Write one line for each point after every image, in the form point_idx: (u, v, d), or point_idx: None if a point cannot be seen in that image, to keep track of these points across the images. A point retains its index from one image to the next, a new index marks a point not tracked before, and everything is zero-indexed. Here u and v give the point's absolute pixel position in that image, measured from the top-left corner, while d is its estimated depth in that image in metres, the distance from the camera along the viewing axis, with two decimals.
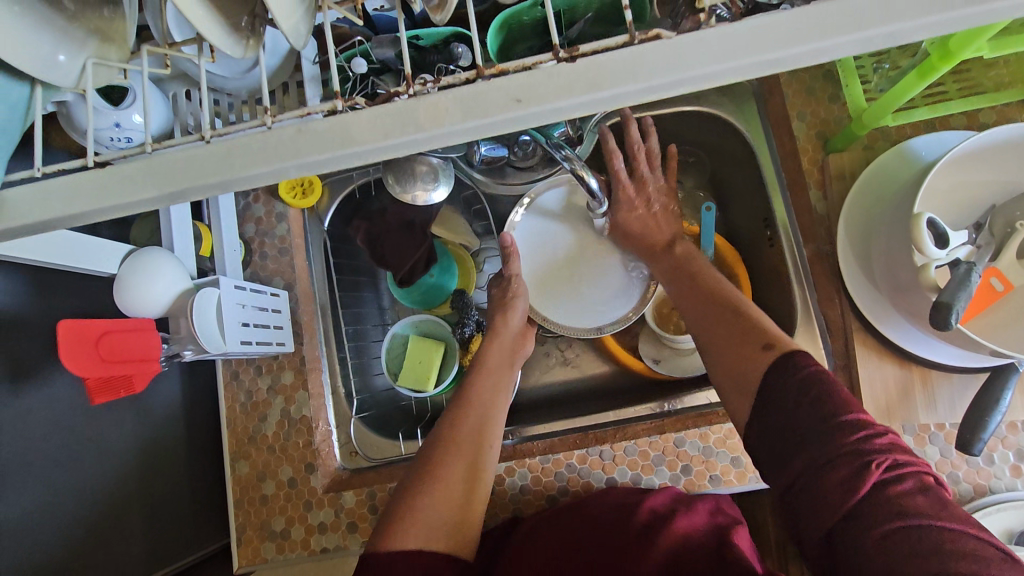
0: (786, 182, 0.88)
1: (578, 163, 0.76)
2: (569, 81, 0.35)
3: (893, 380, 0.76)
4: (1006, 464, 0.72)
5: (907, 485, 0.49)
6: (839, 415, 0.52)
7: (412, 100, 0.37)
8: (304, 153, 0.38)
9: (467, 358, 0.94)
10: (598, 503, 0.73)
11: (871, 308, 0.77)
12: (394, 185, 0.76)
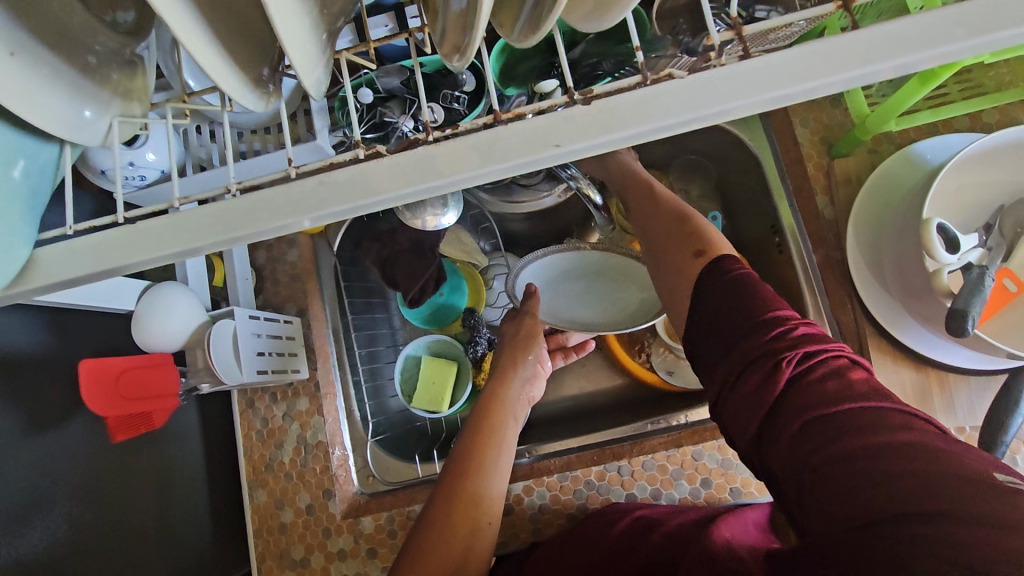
0: (792, 188, 0.88)
1: (583, 181, 0.79)
2: (584, 125, 0.36)
3: (910, 385, 0.75)
4: None
5: (819, 373, 0.52)
6: (758, 317, 0.55)
7: (430, 148, 0.38)
8: (325, 204, 0.39)
9: (479, 376, 0.95)
10: (598, 518, 0.74)
11: (885, 316, 0.77)
12: (403, 211, 0.76)
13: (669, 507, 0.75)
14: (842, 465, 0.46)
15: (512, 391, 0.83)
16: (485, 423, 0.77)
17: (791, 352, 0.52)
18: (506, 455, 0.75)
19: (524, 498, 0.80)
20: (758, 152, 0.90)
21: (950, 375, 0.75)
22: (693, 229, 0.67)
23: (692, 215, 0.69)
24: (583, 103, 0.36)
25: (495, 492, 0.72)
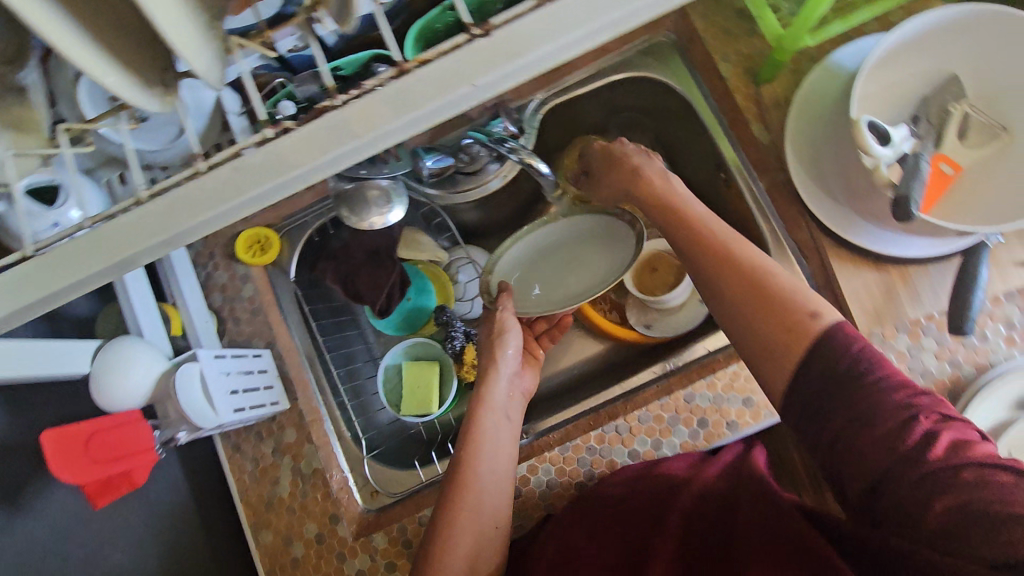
0: (727, 123, 0.89)
1: (524, 152, 0.81)
2: (490, 55, 0.39)
3: (875, 286, 0.77)
4: (999, 338, 0.75)
5: (953, 434, 0.45)
6: (877, 371, 0.48)
7: (343, 112, 0.41)
8: (246, 189, 0.42)
9: (465, 371, 0.93)
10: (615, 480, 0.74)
11: (837, 224, 0.79)
12: (350, 217, 0.80)
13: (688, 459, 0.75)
14: (959, 529, 0.41)
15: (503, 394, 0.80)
16: (480, 441, 0.74)
17: (915, 405, 0.47)
18: (505, 469, 0.73)
19: (531, 478, 0.80)
20: (688, 94, 0.92)
21: (912, 268, 0.77)
22: (732, 240, 0.64)
23: (716, 225, 0.66)
24: (486, 37, 0.40)
25: (498, 501, 0.71)
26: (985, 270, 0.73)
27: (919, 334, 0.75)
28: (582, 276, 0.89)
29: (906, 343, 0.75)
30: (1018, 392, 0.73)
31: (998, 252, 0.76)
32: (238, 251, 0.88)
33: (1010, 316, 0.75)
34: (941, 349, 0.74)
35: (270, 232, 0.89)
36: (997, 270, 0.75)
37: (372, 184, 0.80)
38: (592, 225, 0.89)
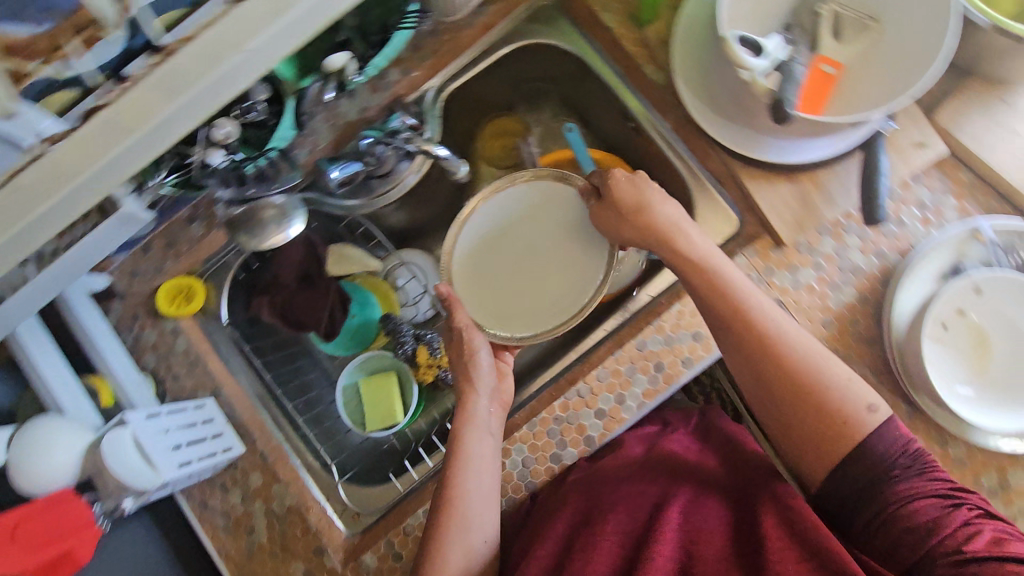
0: (623, 71, 0.90)
1: (420, 141, 0.80)
2: (252, 26, 0.44)
3: (791, 197, 0.79)
4: (915, 220, 0.78)
5: (986, 531, 0.53)
6: (902, 475, 0.57)
7: (115, 108, 0.44)
8: (53, 193, 0.43)
9: (423, 375, 0.91)
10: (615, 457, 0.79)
11: (741, 145, 0.80)
12: (247, 242, 0.71)
13: (681, 441, 0.82)
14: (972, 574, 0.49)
15: (482, 391, 0.78)
16: (468, 460, 0.72)
17: (957, 507, 0.55)
18: (488, 490, 0.72)
19: (507, 460, 0.80)
20: (580, 53, 0.92)
21: (823, 171, 0.79)
22: (801, 343, 0.63)
23: (794, 346, 0.63)
24: (248, 6, 0.44)
25: (486, 514, 0.71)
26: (886, 158, 0.77)
27: (843, 234, 0.79)
28: (525, 303, 0.88)
29: (832, 244, 0.78)
30: (942, 265, 0.76)
31: (896, 139, 0.79)
32: (160, 306, 0.84)
33: (918, 198, 0.80)
34: (865, 244, 0.78)
35: (191, 279, 0.85)
36: (897, 157, 0.79)
37: (266, 204, 0.71)
38: (574, 272, 0.86)
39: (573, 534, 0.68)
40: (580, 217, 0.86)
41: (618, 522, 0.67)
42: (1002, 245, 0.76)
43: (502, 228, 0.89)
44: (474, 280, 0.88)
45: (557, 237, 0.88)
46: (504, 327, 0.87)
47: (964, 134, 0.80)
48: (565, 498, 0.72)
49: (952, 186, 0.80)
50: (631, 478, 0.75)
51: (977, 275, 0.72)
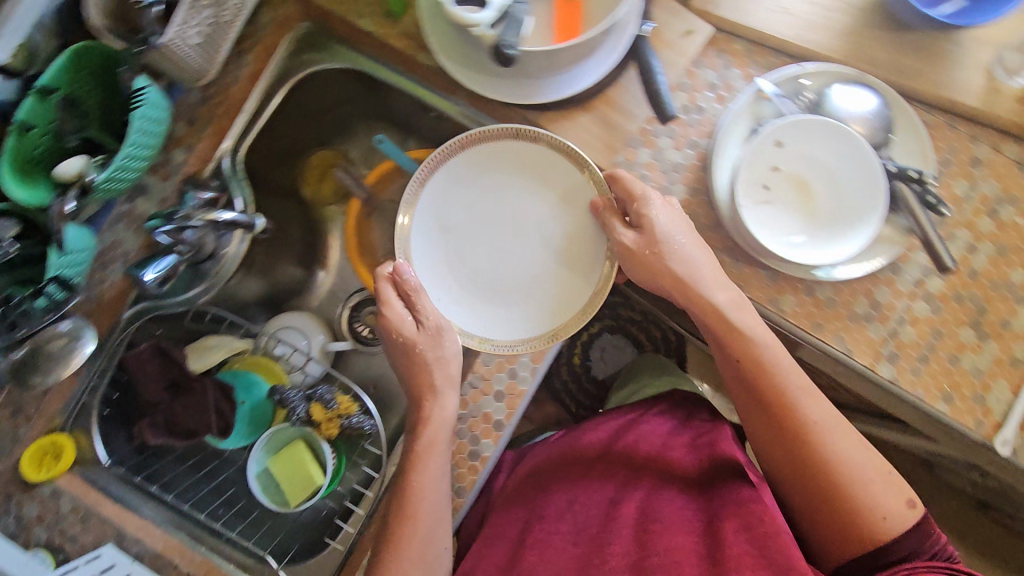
0: (403, 68, 0.87)
1: (198, 212, 0.76)
2: None
3: (593, 125, 0.81)
4: (712, 101, 0.82)
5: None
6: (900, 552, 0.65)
7: None
8: None
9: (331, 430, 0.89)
10: (575, 456, 0.92)
11: (523, 96, 0.79)
12: (44, 379, 0.73)
13: (653, 425, 0.91)
14: None
15: (431, 399, 0.76)
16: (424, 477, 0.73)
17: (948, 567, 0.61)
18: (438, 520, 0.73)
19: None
20: (358, 64, 0.89)
21: (612, 90, 0.81)
22: (788, 366, 0.73)
23: (787, 376, 0.72)
24: None
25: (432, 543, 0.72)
26: (655, 58, 0.79)
27: (653, 139, 0.82)
28: (487, 272, 0.83)
29: (647, 153, 0.81)
30: (745, 130, 0.79)
31: (664, 34, 0.82)
32: (28, 476, 0.78)
33: (706, 82, 0.83)
34: (678, 139, 0.81)
35: (50, 437, 0.79)
36: (670, 51, 0.82)
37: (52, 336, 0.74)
38: (549, 278, 0.82)
39: (527, 530, 0.82)
40: (585, 237, 0.82)
41: (573, 522, 0.81)
42: (786, 94, 0.79)
43: (512, 200, 0.83)
44: (444, 227, 0.83)
45: (550, 232, 0.83)
46: (450, 287, 0.83)
47: (722, 7, 0.82)
48: (525, 505, 0.88)
49: (731, 59, 0.83)
50: (587, 474, 0.88)
51: (769, 132, 0.76)
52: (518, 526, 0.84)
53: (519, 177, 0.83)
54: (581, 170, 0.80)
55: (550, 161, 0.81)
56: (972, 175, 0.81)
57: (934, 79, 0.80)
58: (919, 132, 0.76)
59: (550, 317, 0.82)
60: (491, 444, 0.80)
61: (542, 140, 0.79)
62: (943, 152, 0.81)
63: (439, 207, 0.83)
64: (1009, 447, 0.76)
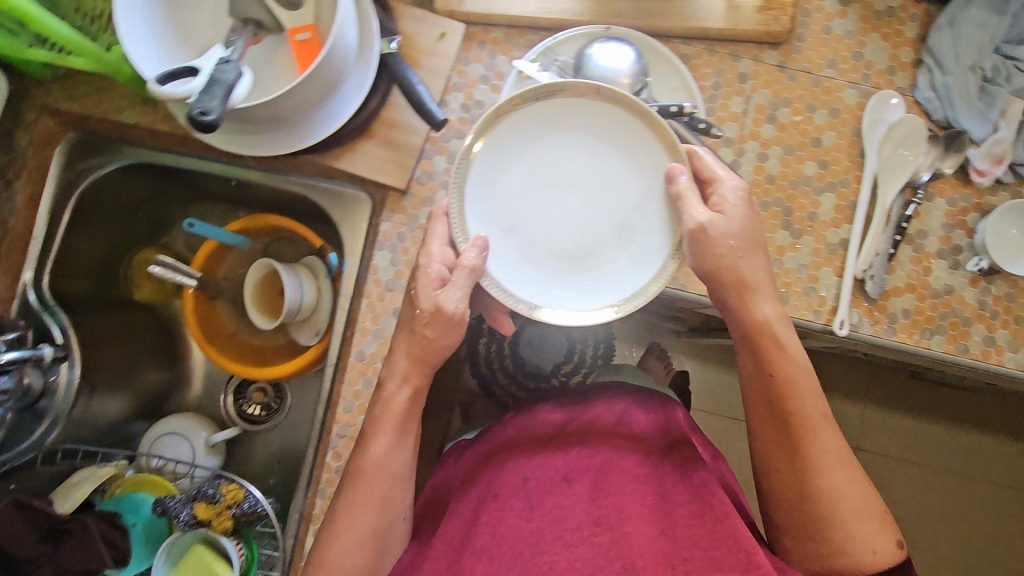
0: (183, 148, 0.87)
1: None
2: None
3: (378, 149, 0.82)
4: (486, 93, 0.85)
5: None
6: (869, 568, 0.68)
7: None
8: None
9: (224, 523, 0.86)
10: (524, 428, 0.82)
11: (287, 145, 0.77)
12: None
13: (607, 399, 0.83)
14: None
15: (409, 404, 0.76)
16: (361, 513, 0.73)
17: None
18: (382, 487, 0.74)
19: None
20: (140, 157, 0.89)
21: (387, 111, 0.82)
22: (811, 393, 0.73)
23: (804, 399, 0.73)
24: None
25: (363, 516, 0.73)
26: (412, 71, 0.78)
27: (444, 145, 0.84)
28: (549, 249, 0.73)
29: (441, 160, 0.84)
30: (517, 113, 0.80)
31: (420, 43, 0.83)
32: None
33: (478, 76, 0.85)
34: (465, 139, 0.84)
35: None
36: (428, 58, 0.83)
37: None
38: (625, 245, 0.72)
39: (475, 510, 0.75)
40: (650, 217, 0.72)
41: (528, 492, 0.74)
42: (548, 68, 0.81)
43: (578, 163, 0.72)
44: (500, 212, 0.72)
45: (619, 196, 0.72)
46: (518, 272, 0.72)
47: (467, 2, 0.83)
48: (476, 481, 0.80)
49: (494, 48, 0.85)
50: (541, 442, 0.79)
51: None
52: (469, 505, 0.76)
53: (571, 137, 0.71)
54: (643, 122, 0.70)
55: (622, 122, 0.71)
56: (744, 90, 0.85)
57: (678, 13, 0.83)
58: (674, 68, 0.81)
59: (628, 290, 0.71)
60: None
61: (611, 95, 0.69)
62: (712, 76, 0.85)
63: (500, 163, 0.72)
64: (846, 327, 0.80)
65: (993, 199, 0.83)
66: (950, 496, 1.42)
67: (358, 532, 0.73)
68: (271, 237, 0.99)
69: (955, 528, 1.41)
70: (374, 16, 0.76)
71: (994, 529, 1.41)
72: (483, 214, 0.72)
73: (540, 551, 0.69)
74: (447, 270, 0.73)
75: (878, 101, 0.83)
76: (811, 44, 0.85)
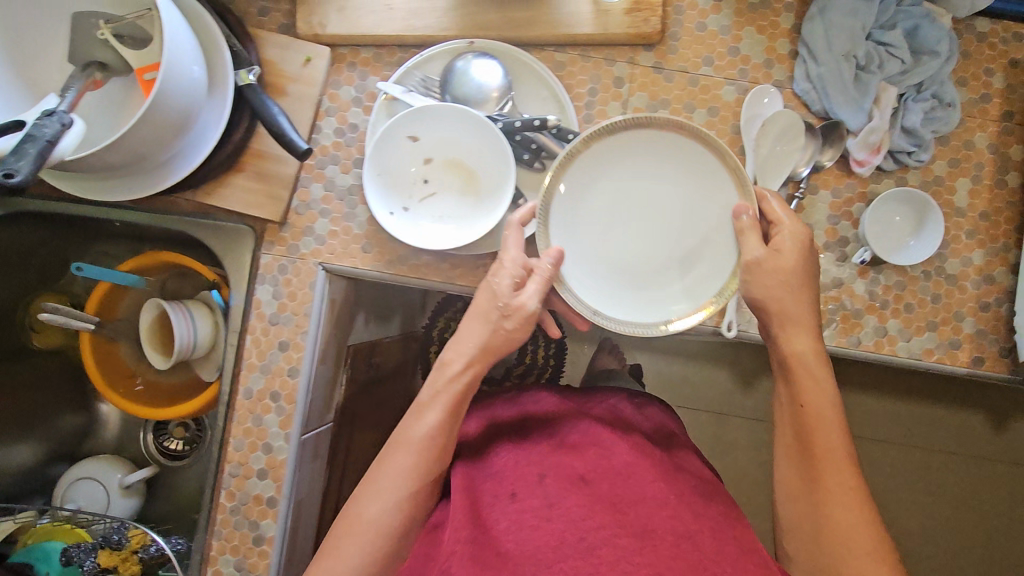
0: (58, 195, 0.87)
1: None
2: None
3: (250, 182, 0.81)
4: (360, 114, 0.83)
5: None
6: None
7: None
8: None
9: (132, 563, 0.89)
10: (542, 428, 0.79)
11: (147, 187, 0.76)
12: None
13: (610, 410, 0.84)
14: None
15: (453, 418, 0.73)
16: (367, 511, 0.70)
17: None
18: (417, 464, 0.71)
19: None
20: (16, 207, 0.88)
21: (256, 143, 0.81)
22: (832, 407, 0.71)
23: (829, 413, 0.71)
24: None
25: (382, 492, 0.70)
26: (270, 99, 0.76)
27: (320, 172, 0.83)
28: (635, 266, 0.78)
29: (318, 188, 0.83)
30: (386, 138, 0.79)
31: (284, 69, 0.81)
32: None
33: (350, 98, 0.83)
34: (341, 164, 0.83)
35: None
36: (295, 84, 0.81)
37: None
38: (699, 259, 0.77)
39: (490, 503, 0.69)
40: (715, 246, 0.76)
41: (546, 490, 0.67)
42: (413, 87, 0.79)
43: (662, 189, 0.77)
44: (583, 226, 0.78)
45: (694, 219, 0.77)
46: (590, 282, 0.78)
47: (330, 24, 0.81)
48: (492, 475, 0.73)
49: (364, 68, 0.83)
50: (560, 443, 0.75)
51: (394, 130, 0.74)
52: (487, 500, 0.70)
53: (657, 170, 0.77)
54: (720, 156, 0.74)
55: (699, 157, 0.75)
56: (621, 94, 0.83)
57: (546, 21, 0.80)
58: (541, 79, 0.79)
59: (705, 297, 0.76)
60: (272, 522, 0.82)
61: (691, 133, 0.74)
62: (588, 83, 0.83)
63: (590, 183, 0.77)
64: (734, 328, 0.80)
65: (876, 188, 0.82)
66: (913, 470, 1.41)
67: (385, 505, 0.69)
68: (170, 273, 0.98)
69: (919, 502, 1.40)
70: (227, 52, 0.75)
71: (959, 500, 1.39)
72: (567, 233, 0.77)
73: (562, 552, 0.61)
74: (524, 271, 0.73)
75: (755, 95, 0.81)
76: (687, 42, 0.83)
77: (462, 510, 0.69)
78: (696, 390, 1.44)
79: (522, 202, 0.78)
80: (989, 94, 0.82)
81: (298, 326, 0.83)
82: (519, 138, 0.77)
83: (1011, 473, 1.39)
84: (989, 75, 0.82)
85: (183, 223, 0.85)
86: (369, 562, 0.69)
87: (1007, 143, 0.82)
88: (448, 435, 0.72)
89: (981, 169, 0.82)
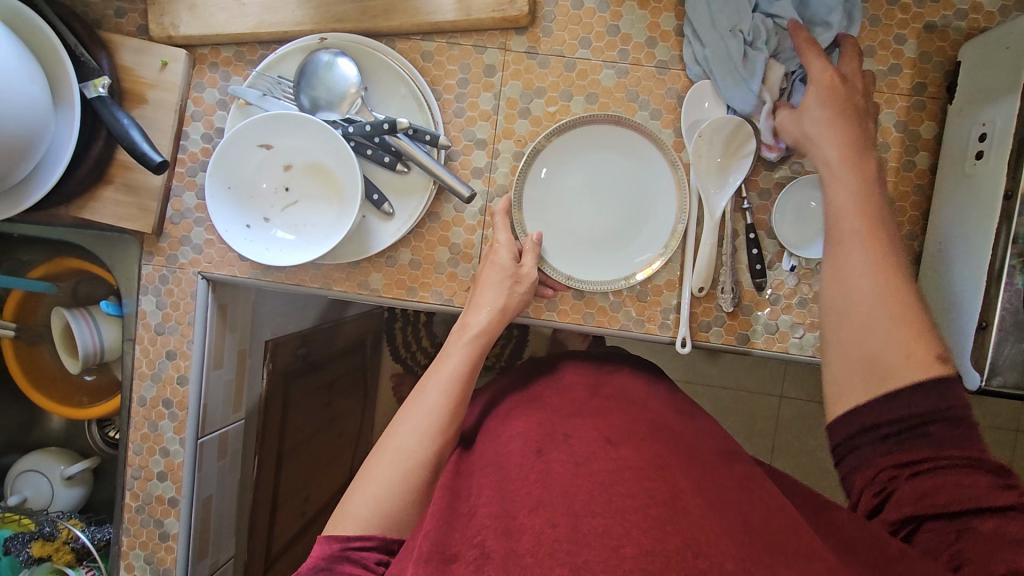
0: None
1: None
2: None
3: (119, 194, 0.80)
4: (224, 119, 0.81)
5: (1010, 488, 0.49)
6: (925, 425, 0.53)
7: None
8: None
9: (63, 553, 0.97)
10: (559, 394, 0.72)
11: (12, 206, 0.75)
12: None
13: (635, 386, 0.75)
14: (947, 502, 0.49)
15: (455, 358, 0.69)
16: (396, 444, 0.63)
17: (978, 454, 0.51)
18: (448, 406, 0.65)
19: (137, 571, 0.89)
20: None
21: (121, 156, 0.80)
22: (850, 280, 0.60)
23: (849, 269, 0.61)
24: None
25: (416, 419, 0.64)
26: (121, 109, 0.73)
27: (192, 180, 0.82)
28: (578, 237, 0.78)
29: (191, 197, 0.82)
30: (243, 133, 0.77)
31: (143, 76, 0.79)
32: None
33: (214, 101, 0.81)
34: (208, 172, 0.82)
35: None
36: (155, 91, 0.79)
37: None
38: (640, 231, 0.77)
39: (518, 466, 0.58)
40: (662, 199, 0.76)
41: (573, 449, 0.58)
42: (268, 89, 0.75)
43: (607, 161, 0.76)
44: (553, 213, 0.78)
45: (639, 181, 0.76)
46: (575, 256, 0.78)
47: (182, 25, 0.78)
48: (513, 434, 0.64)
49: (227, 69, 0.80)
50: (583, 406, 0.68)
51: (246, 134, 0.72)
52: (511, 460, 0.59)
53: (597, 155, 0.76)
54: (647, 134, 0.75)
55: (617, 134, 0.76)
56: (493, 84, 0.78)
57: (404, 8, 0.75)
58: (400, 76, 0.75)
59: (648, 257, 0.77)
60: (175, 520, 0.88)
61: (631, 126, 0.75)
62: (457, 73, 0.78)
63: (538, 192, 0.77)
64: (689, 345, 0.76)
65: (766, 175, 0.77)
66: None
67: (419, 438, 0.63)
68: (81, 275, 0.99)
69: None
70: (71, 64, 0.72)
71: None
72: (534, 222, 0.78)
73: (590, 509, 0.50)
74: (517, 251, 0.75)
75: (694, 97, 0.75)
76: (562, 23, 0.77)
77: (490, 485, 0.58)
78: (667, 358, 1.30)
79: (385, 207, 0.76)
80: (900, 65, 0.74)
81: (183, 335, 0.85)
82: (378, 140, 0.73)
83: (990, 436, 1.18)
84: (901, 42, 0.74)
85: (75, 230, 0.86)
86: (393, 491, 0.60)
87: (918, 120, 0.75)
88: (473, 376, 0.69)
89: (887, 150, 0.75)
